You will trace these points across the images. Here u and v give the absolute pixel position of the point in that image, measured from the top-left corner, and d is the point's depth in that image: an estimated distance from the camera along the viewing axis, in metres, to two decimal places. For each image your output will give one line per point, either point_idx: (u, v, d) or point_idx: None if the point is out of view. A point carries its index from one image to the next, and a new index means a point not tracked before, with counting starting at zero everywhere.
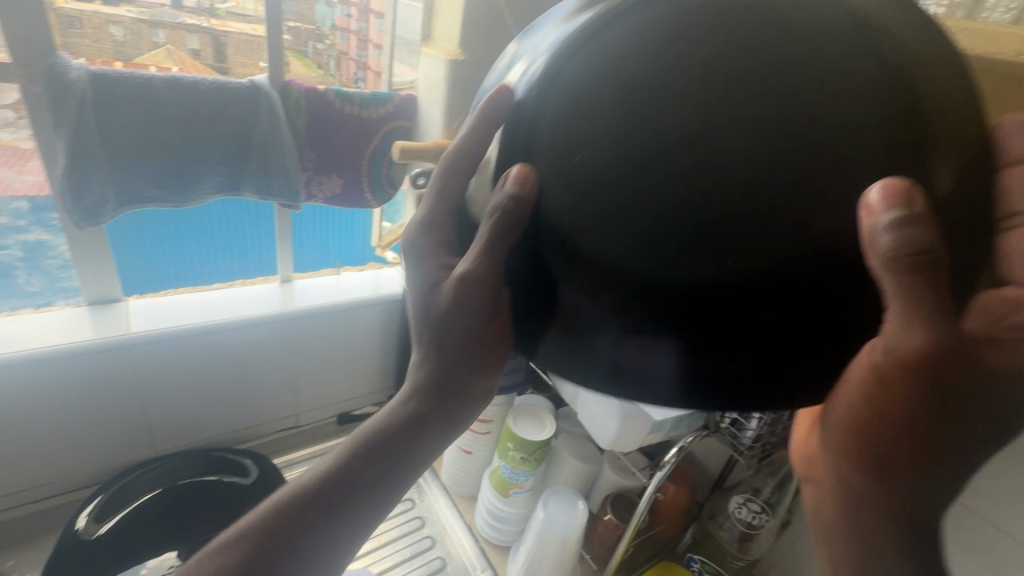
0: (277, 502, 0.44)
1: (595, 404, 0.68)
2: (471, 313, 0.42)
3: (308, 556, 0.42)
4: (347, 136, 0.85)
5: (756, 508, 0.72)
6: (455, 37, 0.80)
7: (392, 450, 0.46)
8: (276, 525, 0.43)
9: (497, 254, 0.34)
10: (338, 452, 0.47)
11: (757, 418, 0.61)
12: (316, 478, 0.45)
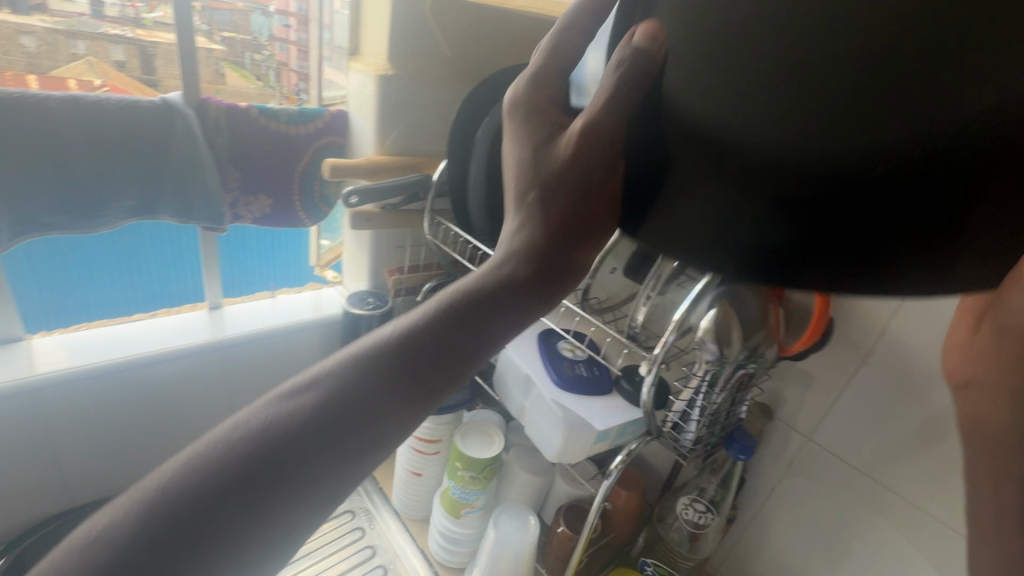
0: (284, 402, 0.35)
1: (539, 416, 0.67)
2: (582, 176, 0.41)
3: (313, 471, 0.33)
4: (275, 152, 0.81)
5: (702, 507, 0.73)
6: (381, 50, 0.79)
7: (439, 354, 0.39)
8: (278, 434, 0.33)
9: (616, 121, 0.38)
10: (378, 345, 0.38)
11: (695, 420, 0.62)
12: (344, 372, 0.37)
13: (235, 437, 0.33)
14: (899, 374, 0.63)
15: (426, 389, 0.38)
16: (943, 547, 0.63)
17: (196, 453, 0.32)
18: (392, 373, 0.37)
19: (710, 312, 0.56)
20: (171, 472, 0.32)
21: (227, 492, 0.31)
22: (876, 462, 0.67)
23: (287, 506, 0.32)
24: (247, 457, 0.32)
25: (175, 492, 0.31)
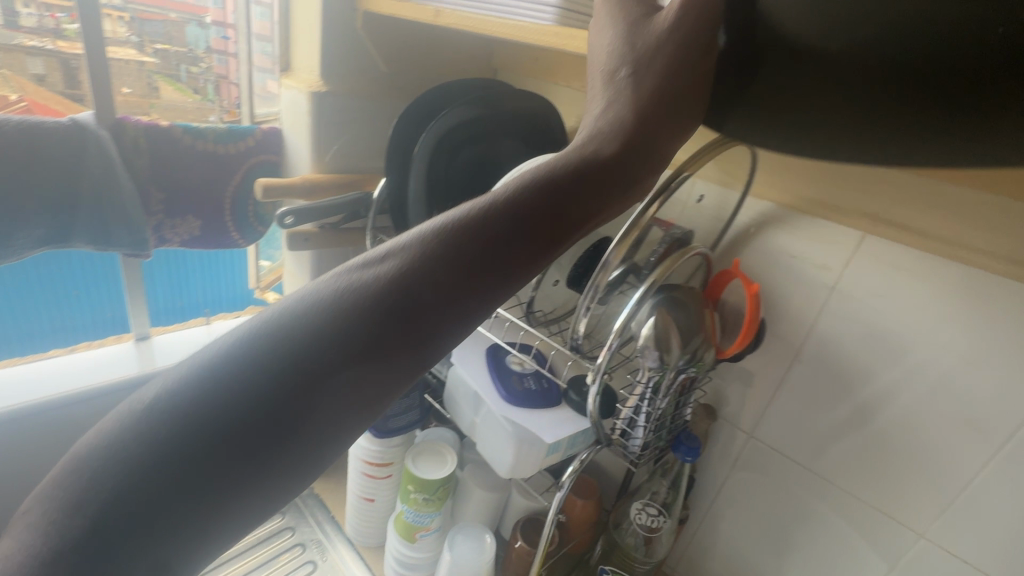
0: (259, 337, 0.25)
1: (490, 432, 0.67)
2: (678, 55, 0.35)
3: (301, 427, 0.25)
4: (201, 170, 0.77)
5: (654, 511, 0.74)
6: (314, 66, 0.77)
7: (477, 265, 0.28)
8: (250, 380, 0.24)
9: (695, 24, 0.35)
10: (383, 260, 0.28)
11: (642, 426, 0.64)
12: (341, 297, 0.27)
13: (198, 379, 0.24)
14: (827, 368, 0.67)
15: (448, 322, 0.28)
16: (876, 529, 0.66)
17: (150, 398, 0.24)
18: (402, 300, 0.27)
19: (649, 321, 0.58)
20: (120, 423, 0.23)
21: (186, 454, 0.23)
22: (812, 453, 0.70)
23: (268, 468, 0.24)
24: (212, 409, 0.23)
25: (123, 450, 0.23)
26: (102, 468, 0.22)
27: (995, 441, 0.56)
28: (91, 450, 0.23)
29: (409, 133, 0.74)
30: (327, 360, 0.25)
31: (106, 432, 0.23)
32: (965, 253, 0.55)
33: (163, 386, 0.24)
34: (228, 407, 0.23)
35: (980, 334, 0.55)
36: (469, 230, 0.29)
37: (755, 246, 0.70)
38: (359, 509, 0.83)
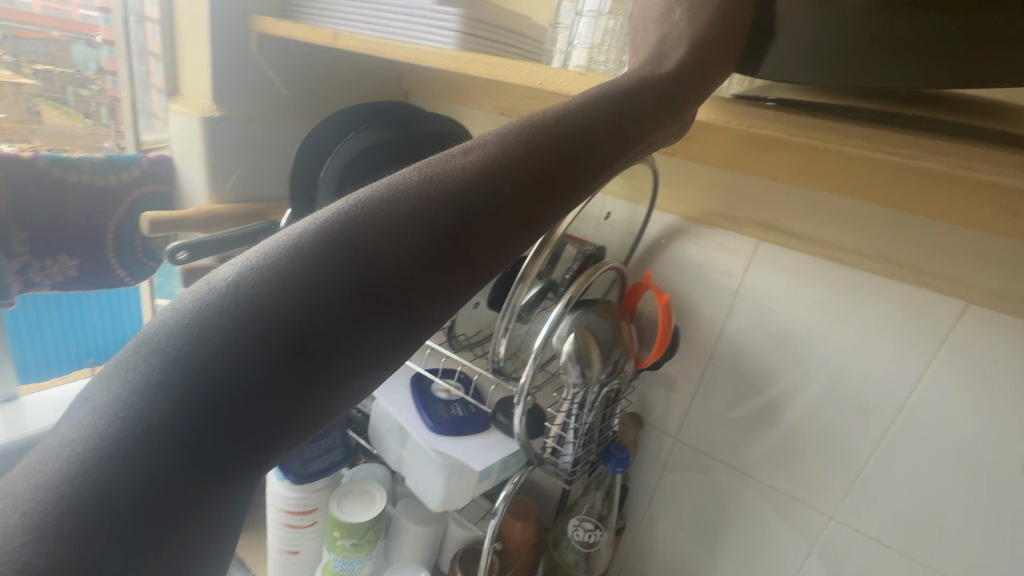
0: (332, 228, 0.19)
1: (419, 465, 0.64)
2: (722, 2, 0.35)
3: (395, 339, 0.20)
4: (73, 204, 0.69)
5: (591, 525, 0.74)
6: (205, 89, 0.72)
7: (549, 176, 0.24)
8: (328, 282, 0.18)
9: None
10: (463, 156, 0.23)
11: (571, 442, 0.64)
12: (420, 185, 0.22)
13: (259, 281, 0.18)
14: (737, 368, 0.71)
15: (533, 226, 0.24)
16: (794, 516, 0.71)
17: (195, 308, 0.18)
18: (491, 197, 0.23)
19: (569, 337, 0.58)
20: (159, 342, 0.17)
21: (261, 373, 0.17)
22: (732, 450, 0.74)
23: (355, 388, 0.19)
24: (283, 316, 0.18)
25: (173, 372, 0.17)
26: (142, 398, 0.17)
27: (883, 421, 0.62)
28: (121, 384, 0.17)
29: (315, 160, 0.71)
30: (422, 257, 0.20)
31: (139, 354, 0.17)
32: (841, 255, 0.61)
33: (208, 292, 0.18)
34: (305, 316, 0.18)
35: (862, 327, 0.61)
36: (548, 128, 0.25)
37: (665, 256, 0.73)
38: (282, 565, 0.76)
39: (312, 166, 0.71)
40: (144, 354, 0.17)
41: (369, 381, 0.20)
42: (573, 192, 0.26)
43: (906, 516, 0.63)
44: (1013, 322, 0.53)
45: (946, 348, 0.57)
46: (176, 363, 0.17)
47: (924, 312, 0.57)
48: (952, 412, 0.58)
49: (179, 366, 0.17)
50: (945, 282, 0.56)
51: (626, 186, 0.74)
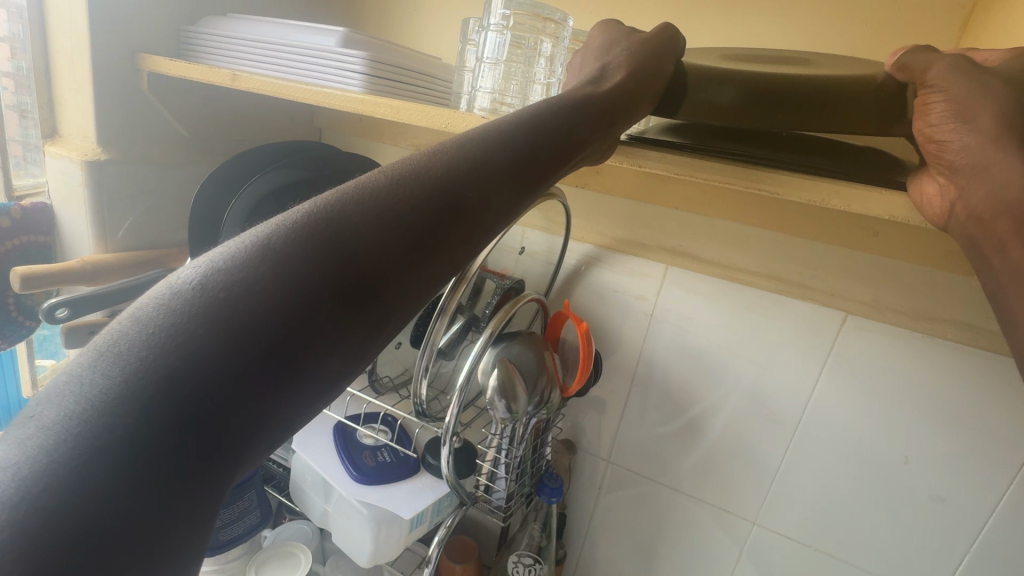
0: (291, 232, 0.20)
1: (345, 521, 0.60)
2: (644, 54, 0.40)
3: (361, 334, 0.21)
4: None
5: (530, 559, 0.73)
6: (87, 129, 0.66)
7: (490, 188, 0.27)
8: (301, 281, 0.19)
9: (646, 39, 0.41)
10: (412, 168, 0.25)
11: (502, 477, 0.64)
12: (372, 192, 0.23)
13: (229, 278, 0.18)
14: (658, 387, 0.74)
15: (482, 233, 0.27)
16: (723, 525, 0.74)
17: (153, 314, 0.17)
18: (443, 206, 0.25)
19: (493, 372, 0.59)
20: (117, 349, 0.16)
21: (245, 363, 0.17)
22: (661, 467, 0.76)
23: (324, 381, 0.20)
24: (257, 308, 0.18)
25: (141, 375, 0.16)
26: (100, 409, 0.15)
27: (789, 426, 0.67)
28: (68, 401, 0.15)
29: (217, 202, 0.67)
30: (384, 255, 0.22)
31: (91, 366, 0.16)
32: (740, 274, 0.66)
33: (165, 298, 0.18)
34: (280, 311, 0.18)
35: (763, 341, 0.66)
36: (480, 144, 0.29)
37: (583, 285, 0.76)
38: None
39: (212, 210, 0.67)
40: (98, 364, 0.16)
41: (333, 379, 0.20)
42: (511, 204, 0.29)
43: (818, 513, 0.68)
44: (885, 329, 0.60)
45: (834, 354, 0.63)
46: (141, 367, 0.16)
47: (811, 325, 0.63)
48: (845, 411, 0.64)
49: (146, 369, 0.16)
50: (828, 295, 0.62)
51: (542, 220, 0.77)
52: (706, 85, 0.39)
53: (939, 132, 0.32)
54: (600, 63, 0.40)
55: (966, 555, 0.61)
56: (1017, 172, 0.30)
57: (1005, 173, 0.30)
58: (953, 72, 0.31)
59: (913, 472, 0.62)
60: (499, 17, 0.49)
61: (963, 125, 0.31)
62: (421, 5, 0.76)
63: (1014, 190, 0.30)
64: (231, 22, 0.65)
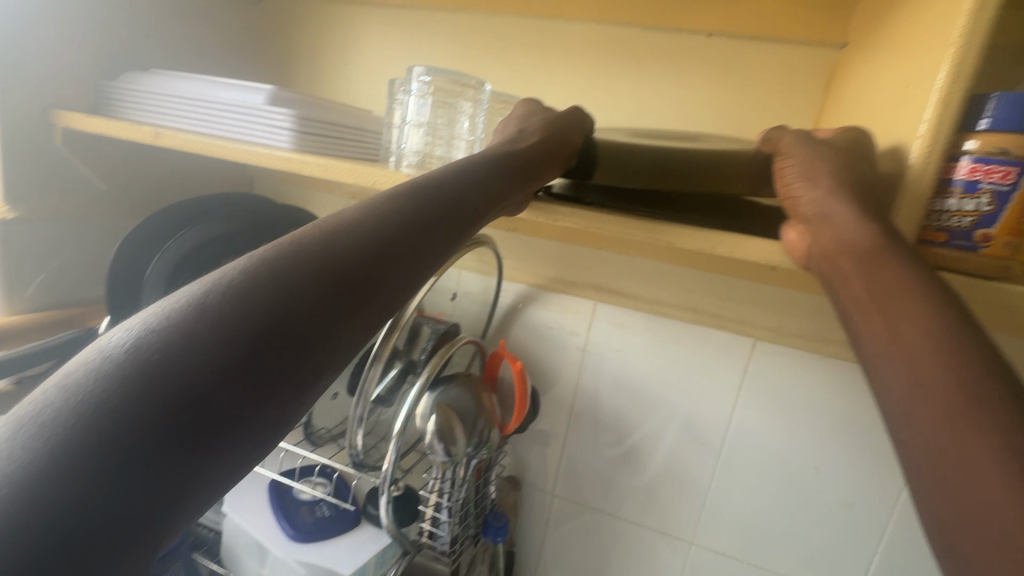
0: (226, 290, 0.22)
1: None
2: (556, 125, 0.44)
3: (301, 381, 0.23)
4: None
5: None
6: None
7: (421, 236, 0.30)
8: (237, 338, 0.21)
9: (554, 113, 0.46)
10: (344, 221, 0.28)
11: (445, 521, 0.64)
12: (307, 246, 0.25)
13: (164, 339, 0.20)
14: (595, 418, 0.77)
15: (418, 276, 0.30)
16: (663, 547, 0.76)
17: (83, 381, 0.18)
18: (376, 255, 0.27)
19: (431, 416, 0.60)
20: (42, 418, 0.17)
21: (186, 415, 0.19)
22: (603, 496, 0.78)
23: (268, 426, 0.22)
24: (197, 363, 0.20)
25: (70, 441, 0.17)
26: (26, 477, 0.16)
27: (714, 446, 0.72)
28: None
29: (139, 256, 0.64)
30: (320, 305, 0.24)
31: (15, 435, 0.17)
32: (660, 308, 0.71)
33: (96, 363, 0.19)
34: (215, 369, 0.20)
35: (686, 368, 0.71)
36: (411, 196, 0.31)
37: (519, 323, 0.78)
38: None
39: (132, 266, 0.64)
40: (22, 433, 0.17)
41: (277, 426, 0.22)
42: (444, 248, 0.32)
43: (747, 527, 0.72)
44: (789, 351, 0.67)
45: (747, 377, 0.69)
46: (70, 434, 0.17)
47: (725, 352, 0.69)
48: (762, 429, 0.69)
49: (76, 435, 0.17)
50: (738, 324, 0.68)
51: (477, 263, 0.79)
52: (608, 156, 0.45)
53: (790, 189, 0.37)
54: (518, 128, 0.44)
55: (875, 553, 0.67)
56: (848, 218, 0.33)
57: (837, 219, 0.34)
58: (798, 144, 0.38)
59: (824, 481, 0.68)
60: (420, 83, 0.53)
61: (804, 182, 0.36)
62: (352, 62, 0.78)
63: (847, 233, 0.33)
64: (154, 77, 0.65)
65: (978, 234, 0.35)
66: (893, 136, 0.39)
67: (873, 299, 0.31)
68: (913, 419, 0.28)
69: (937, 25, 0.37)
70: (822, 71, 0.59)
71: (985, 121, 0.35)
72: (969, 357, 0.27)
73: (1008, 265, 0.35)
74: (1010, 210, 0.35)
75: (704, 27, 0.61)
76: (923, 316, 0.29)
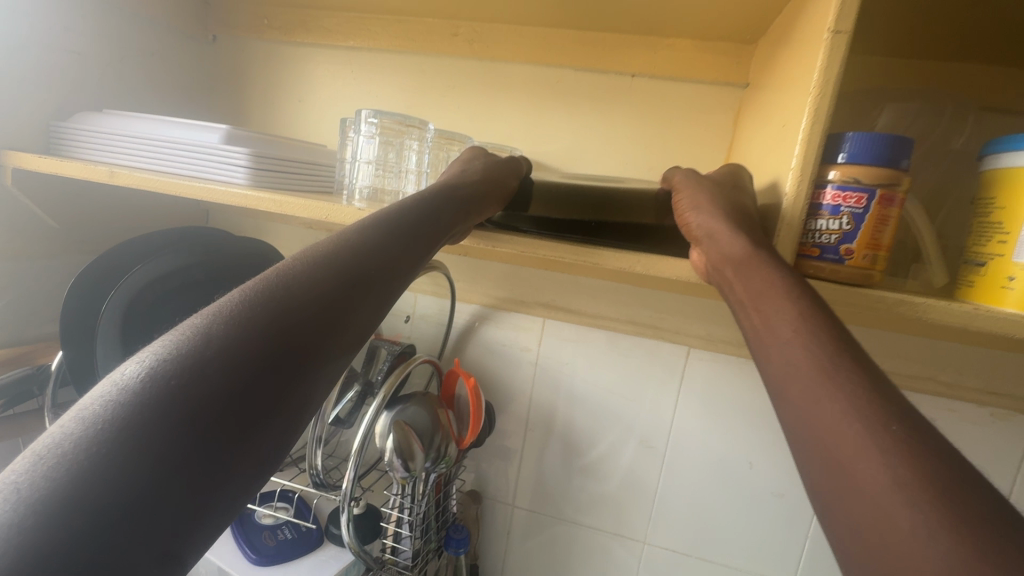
0: (224, 324, 0.25)
1: None
2: (493, 170, 0.50)
3: (297, 404, 0.26)
4: None
5: None
6: None
7: (387, 268, 0.34)
8: (241, 365, 0.24)
9: (492, 161, 0.52)
10: (316, 255, 0.31)
11: (407, 536, 0.66)
12: (295, 279, 0.28)
13: (173, 370, 0.22)
14: (549, 428, 0.81)
15: (385, 302, 0.33)
16: (619, 548, 0.81)
17: (101, 411, 0.21)
18: (350, 286, 0.30)
19: (389, 435, 0.62)
20: (64, 448, 0.19)
21: (203, 437, 0.22)
22: (561, 504, 0.82)
23: (274, 443, 0.24)
24: (208, 392, 0.22)
25: (95, 468, 0.19)
26: (55, 502, 0.18)
27: (659, 449, 0.77)
28: (16, 502, 0.18)
29: (94, 291, 0.65)
30: (310, 334, 0.27)
31: (38, 466, 0.19)
32: (603, 322, 0.76)
33: (113, 395, 0.21)
34: (223, 398, 0.23)
35: (630, 377, 0.77)
36: (375, 231, 0.35)
37: (474, 343, 0.83)
38: None
39: (87, 301, 0.65)
40: (44, 464, 0.19)
41: (280, 443, 0.25)
42: (404, 276, 0.36)
43: (694, 522, 0.77)
44: (719, 356, 0.73)
45: (685, 382, 0.75)
46: (95, 462, 0.19)
47: (663, 360, 0.75)
48: (701, 430, 0.75)
49: (100, 463, 0.19)
50: (673, 333, 0.74)
51: (432, 287, 0.84)
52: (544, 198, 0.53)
53: (683, 216, 0.44)
54: (461, 169, 0.50)
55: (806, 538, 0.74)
56: (728, 234, 0.40)
57: (718, 235, 0.40)
58: (692, 184, 0.45)
59: (758, 474, 0.74)
60: (368, 124, 0.57)
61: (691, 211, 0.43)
62: (305, 99, 0.82)
63: (729, 247, 0.39)
64: (107, 117, 0.67)
65: (843, 248, 0.42)
66: (776, 169, 0.46)
67: (750, 298, 0.37)
68: (784, 394, 0.32)
69: (803, 76, 0.44)
70: (731, 107, 0.67)
71: (843, 156, 0.42)
72: (824, 336, 0.32)
73: (868, 273, 0.42)
74: (866, 228, 0.42)
75: (628, 68, 0.69)
76: (788, 307, 0.34)
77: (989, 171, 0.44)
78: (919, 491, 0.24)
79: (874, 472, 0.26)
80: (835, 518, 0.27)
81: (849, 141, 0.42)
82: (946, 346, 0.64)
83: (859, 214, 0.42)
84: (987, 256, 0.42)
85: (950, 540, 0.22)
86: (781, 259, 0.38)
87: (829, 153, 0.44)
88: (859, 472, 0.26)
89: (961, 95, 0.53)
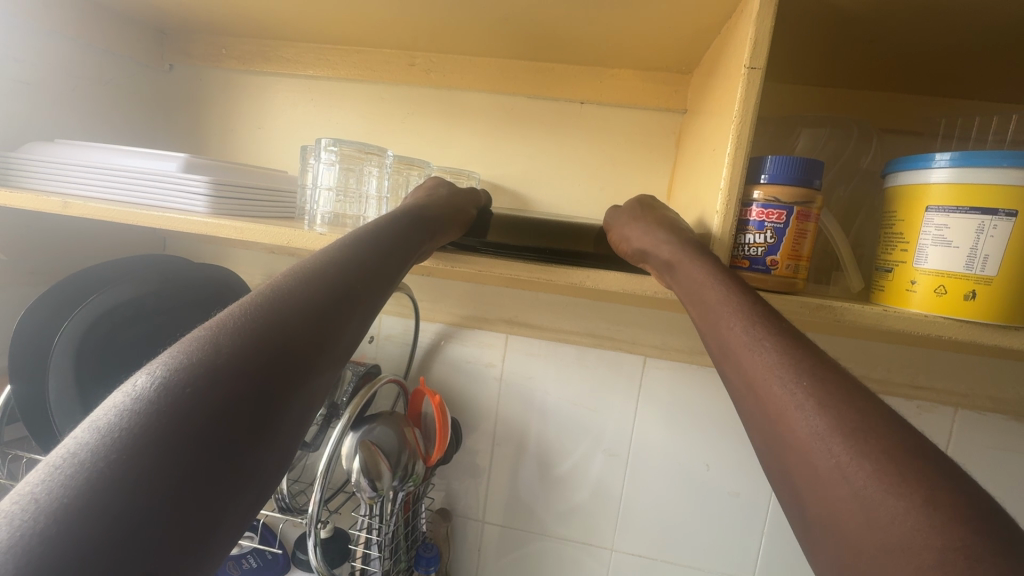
0: (216, 336, 0.26)
1: None
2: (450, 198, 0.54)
3: (293, 400, 0.27)
4: None
5: None
6: None
7: (362, 280, 0.35)
8: (236, 369, 0.25)
9: (450, 189, 0.55)
10: (293, 273, 0.32)
11: (377, 557, 0.66)
12: (286, 291, 0.30)
13: (174, 380, 0.23)
14: (515, 442, 0.83)
15: (364, 311, 0.35)
16: (589, 557, 0.82)
17: (114, 421, 0.22)
18: (329, 298, 0.32)
19: (355, 456, 0.63)
20: (80, 456, 0.21)
21: (207, 434, 0.23)
22: (529, 516, 0.84)
23: (273, 437, 0.26)
24: (208, 393, 0.24)
25: (110, 471, 0.20)
26: (79, 504, 0.19)
27: (622, 456, 0.80)
28: (36, 511, 0.19)
29: (44, 322, 0.63)
30: (299, 338, 0.28)
31: (54, 475, 0.20)
32: (562, 336, 0.79)
33: (124, 405, 0.23)
34: (222, 398, 0.24)
35: (591, 388, 0.80)
36: (349, 248, 0.37)
37: (438, 362, 0.84)
38: None
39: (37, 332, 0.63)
40: (61, 473, 0.20)
41: (279, 437, 0.26)
42: (378, 287, 0.37)
43: (657, 526, 0.80)
44: (673, 364, 0.77)
45: (643, 390, 0.78)
46: (112, 465, 0.20)
47: (621, 370, 0.79)
48: (660, 435, 0.79)
49: (115, 466, 0.20)
50: (630, 343, 0.78)
51: (396, 308, 0.85)
52: (499, 225, 0.57)
53: (622, 245, 0.49)
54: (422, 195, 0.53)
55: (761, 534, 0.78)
56: (665, 244, 0.44)
57: (656, 248, 0.44)
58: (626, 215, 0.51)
59: (714, 475, 0.78)
60: (328, 152, 0.59)
61: (629, 236, 0.48)
62: (264, 126, 0.84)
63: (667, 254, 0.43)
64: (60, 148, 0.67)
65: (769, 259, 0.47)
66: (709, 189, 0.51)
67: (687, 298, 0.40)
68: (730, 377, 0.35)
69: (727, 105, 0.49)
70: (672, 132, 0.73)
71: (764, 177, 0.47)
72: (748, 313, 0.35)
73: (792, 281, 0.47)
74: (786, 241, 0.46)
75: (577, 95, 0.73)
76: (718, 294, 0.37)
77: (891, 187, 0.49)
78: (836, 434, 0.27)
79: (801, 428, 0.28)
80: (779, 477, 0.30)
81: (770, 164, 0.47)
82: (874, 346, 0.70)
83: (780, 228, 0.46)
84: (893, 262, 0.47)
85: (867, 474, 0.25)
86: (709, 252, 0.42)
87: (753, 175, 0.48)
88: (790, 430, 0.29)
89: (865, 120, 0.60)
